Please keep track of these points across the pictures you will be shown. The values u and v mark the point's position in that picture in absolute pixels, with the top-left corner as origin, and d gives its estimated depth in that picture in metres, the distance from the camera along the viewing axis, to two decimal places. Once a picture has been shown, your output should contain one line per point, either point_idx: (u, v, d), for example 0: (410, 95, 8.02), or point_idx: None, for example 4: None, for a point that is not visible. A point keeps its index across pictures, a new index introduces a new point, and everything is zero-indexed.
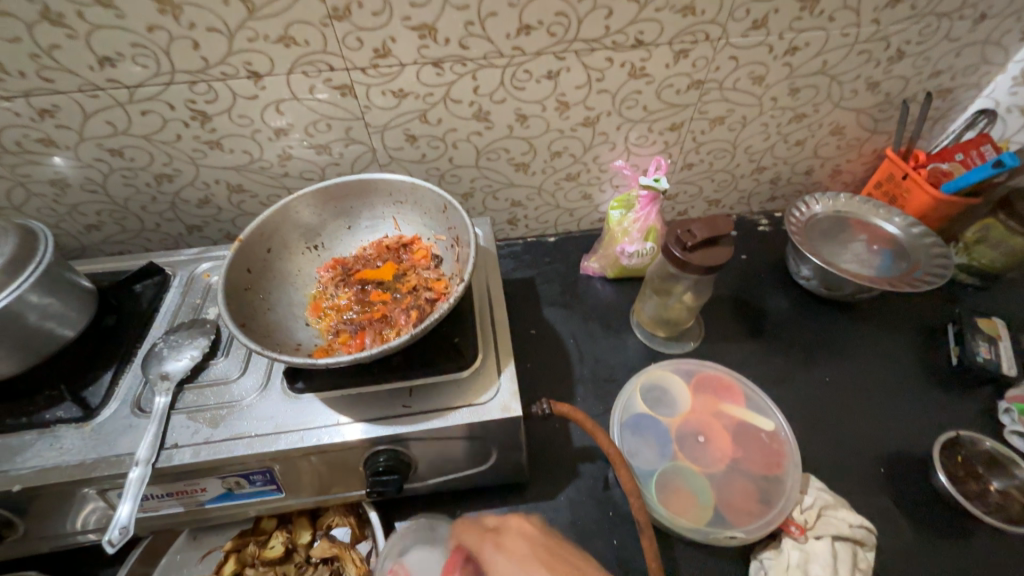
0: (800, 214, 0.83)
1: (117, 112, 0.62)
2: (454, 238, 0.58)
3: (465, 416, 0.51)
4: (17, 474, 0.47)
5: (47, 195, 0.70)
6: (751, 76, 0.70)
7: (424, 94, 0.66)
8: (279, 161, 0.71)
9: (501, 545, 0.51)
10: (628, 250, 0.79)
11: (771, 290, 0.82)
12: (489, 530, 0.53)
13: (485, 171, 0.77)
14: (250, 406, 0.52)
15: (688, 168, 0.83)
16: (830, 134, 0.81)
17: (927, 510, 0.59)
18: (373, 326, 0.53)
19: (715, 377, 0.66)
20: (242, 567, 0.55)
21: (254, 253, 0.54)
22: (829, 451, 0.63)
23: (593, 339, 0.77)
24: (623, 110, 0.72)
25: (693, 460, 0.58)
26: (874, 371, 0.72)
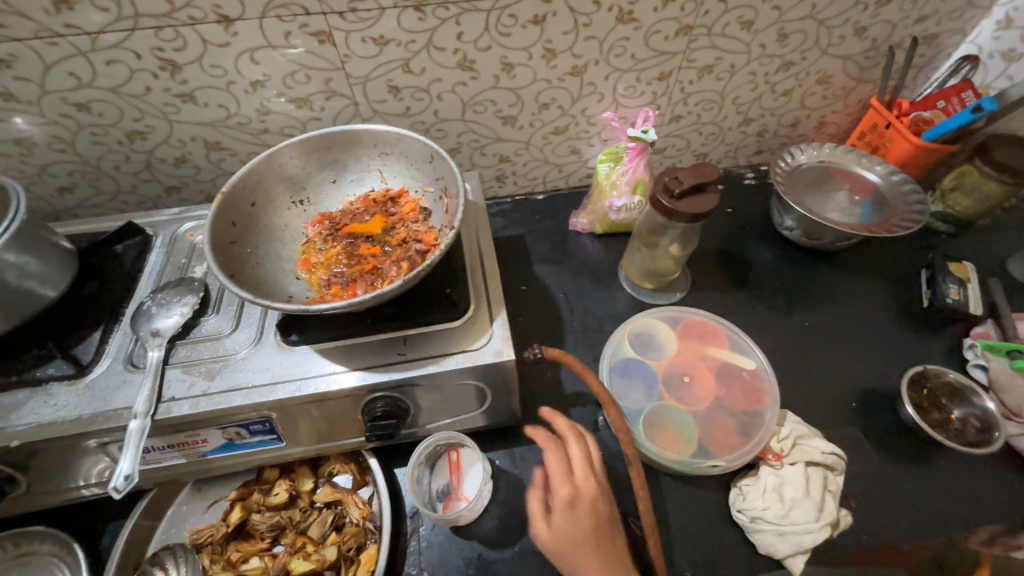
0: (785, 165, 0.84)
1: (79, 62, 0.58)
2: (442, 189, 0.58)
3: (459, 361, 0.52)
4: (14, 431, 0.47)
5: (12, 154, 0.67)
6: (741, 20, 0.69)
7: (406, 42, 0.63)
8: (257, 115, 0.69)
9: (580, 497, 0.49)
10: (617, 204, 0.79)
11: (756, 241, 0.84)
12: (575, 476, 0.50)
13: (472, 125, 0.76)
14: (245, 358, 0.53)
15: (676, 120, 0.82)
16: (816, 83, 0.81)
17: (895, 440, 0.63)
18: (365, 278, 0.54)
19: (700, 323, 0.68)
20: (248, 513, 0.57)
21: (238, 206, 0.53)
22: (806, 390, 0.67)
23: (583, 292, 0.78)
24: (610, 59, 0.71)
25: (679, 399, 0.61)
26: (851, 316, 0.75)
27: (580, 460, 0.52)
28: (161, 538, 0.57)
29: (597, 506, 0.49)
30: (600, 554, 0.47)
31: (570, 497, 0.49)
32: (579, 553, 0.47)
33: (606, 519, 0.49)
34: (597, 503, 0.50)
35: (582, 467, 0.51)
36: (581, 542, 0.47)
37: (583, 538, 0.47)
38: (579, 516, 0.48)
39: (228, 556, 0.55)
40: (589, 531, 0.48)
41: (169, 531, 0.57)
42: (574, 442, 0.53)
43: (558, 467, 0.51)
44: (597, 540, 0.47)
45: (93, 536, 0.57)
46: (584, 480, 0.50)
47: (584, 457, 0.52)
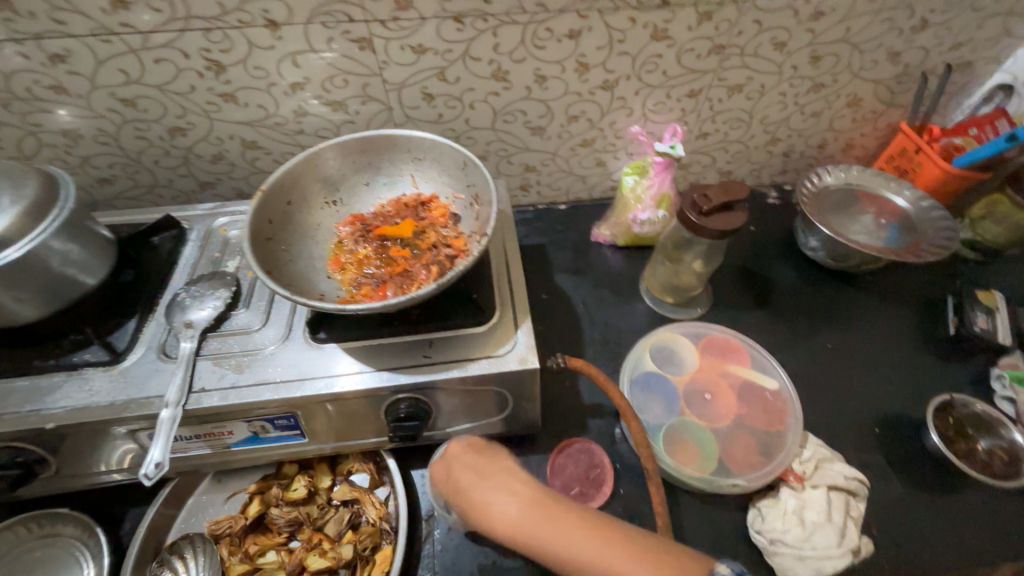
0: (811, 185, 0.84)
1: (130, 60, 0.60)
2: (473, 196, 0.58)
3: (484, 367, 0.52)
4: (50, 413, 0.48)
5: (58, 145, 0.69)
6: (774, 41, 0.69)
7: (443, 51, 0.65)
8: (294, 117, 0.70)
9: (473, 472, 0.49)
10: (641, 217, 0.80)
11: (779, 261, 0.83)
12: (460, 461, 0.51)
13: (501, 133, 0.77)
14: (273, 353, 0.53)
15: (703, 137, 0.83)
16: (846, 106, 0.81)
17: (918, 469, 0.62)
18: (395, 280, 0.54)
19: (722, 340, 0.68)
20: (266, 507, 0.57)
21: (275, 204, 0.54)
22: (828, 413, 0.66)
23: (603, 304, 0.78)
24: (642, 75, 0.71)
25: (699, 416, 0.61)
26: (875, 340, 0.74)
27: (461, 450, 0.52)
28: (181, 527, 0.58)
29: (485, 466, 0.49)
30: (508, 499, 0.45)
31: (464, 480, 0.49)
32: (485, 513, 0.45)
33: (501, 470, 0.48)
34: (489, 465, 0.49)
35: (466, 453, 0.51)
36: (487, 505, 0.45)
37: (478, 497, 0.46)
38: (475, 490, 0.47)
39: (245, 549, 0.56)
40: (488, 491, 0.46)
41: (189, 521, 0.58)
42: (451, 444, 0.53)
43: (450, 463, 0.51)
44: (493, 491, 0.46)
45: (114, 522, 0.57)
46: (472, 459, 0.50)
47: (465, 446, 0.52)
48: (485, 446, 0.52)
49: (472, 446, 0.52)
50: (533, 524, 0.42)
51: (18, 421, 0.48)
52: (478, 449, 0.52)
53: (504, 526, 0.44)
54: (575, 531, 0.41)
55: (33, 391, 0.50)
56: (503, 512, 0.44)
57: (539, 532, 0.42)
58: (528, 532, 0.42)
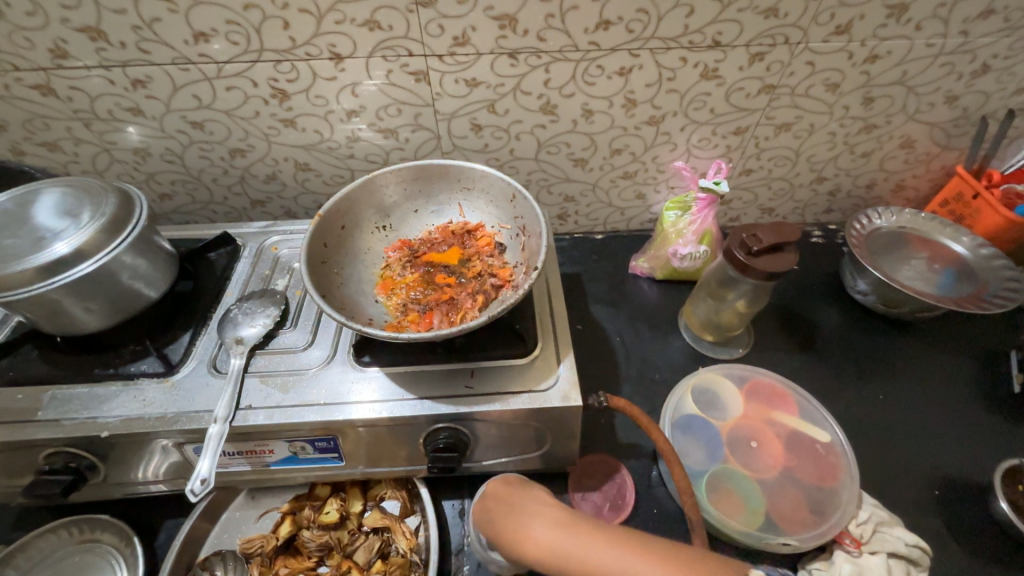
0: (860, 226, 0.81)
1: (203, 86, 0.64)
2: (520, 227, 0.59)
3: (525, 401, 0.52)
4: (105, 421, 0.50)
5: (129, 161, 0.73)
6: (826, 83, 0.69)
7: (495, 84, 0.67)
8: (346, 142, 0.73)
9: (502, 504, 0.48)
10: (682, 252, 0.79)
11: (824, 302, 0.80)
12: (492, 496, 0.50)
13: (544, 164, 0.78)
14: (318, 375, 0.54)
15: (746, 174, 0.82)
16: (898, 147, 0.79)
17: (983, 538, 0.57)
18: (441, 308, 0.55)
19: (769, 385, 0.65)
20: (298, 528, 0.57)
21: (330, 229, 0.55)
22: (881, 469, 0.62)
23: (640, 339, 0.77)
24: (689, 111, 0.72)
25: (744, 464, 0.58)
26: (930, 393, 0.70)
27: (497, 483, 0.51)
28: (213, 542, 0.58)
29: (512, 495, 0.48)
30: (536, 524, 0.44)
31: (496, 514, 0.47)
32: (518, 543, 0.44)
33: (525, 499, 0.47)
34: (519, 493, 0.48)
35: (500, 485, 0.51)
36: (520, 532, 0.44)
37: (511, 525, 0.45)
38: (507, 520, 0.46)
39: (275, 570, 0.55)
40: (519, 517, 0.45)
41: (222, 536, 0.58)
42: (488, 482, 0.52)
43: (484, 498, 0.50)
44: (523, 519, 0.44)
45: (149, 532, 0.58)
46: (503, 490, 0.50)
47: (497, 480, 0.51)
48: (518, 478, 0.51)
49: (505, 480, 0.52)
50: (563, 547, 0.41)
51: (75, 428, 0.49)
52: (510, 482, 0.51)
53: (536, 552, 0.42)
54: (602, 544, 0.39)
55: (91, 398, 0.51)
56: (533, 536, 0.43)
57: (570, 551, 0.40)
58: (558, 553, 0.41)
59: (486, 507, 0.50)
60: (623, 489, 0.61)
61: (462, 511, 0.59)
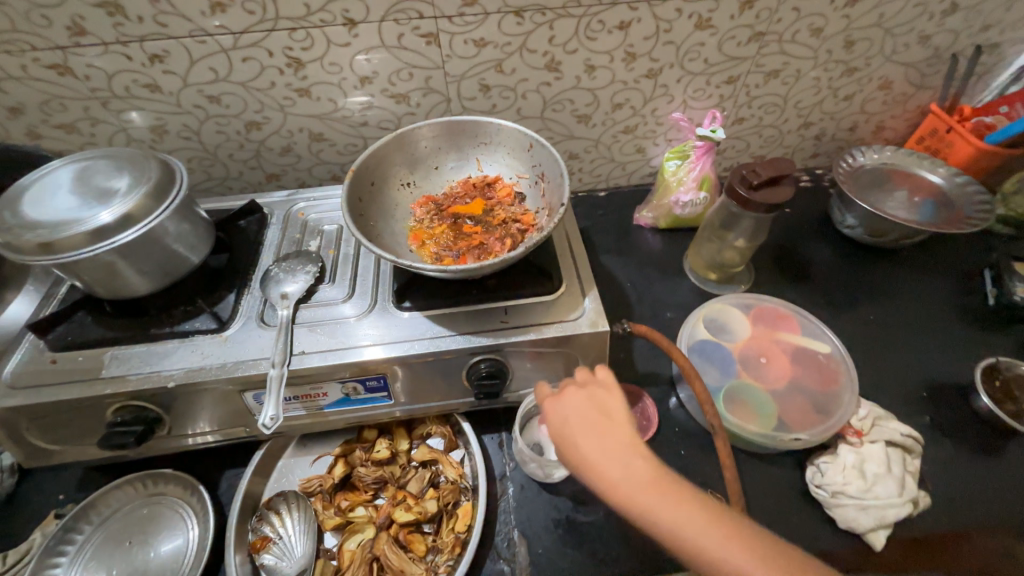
0: (846, 165, 0.87)
1: (220, 59, 0.66)
2: (539, 174, 0.63)
3: (557, 330, 0.56)
4: (169, 373, 0.53)
5: (145, 140, 0.75)
6: (811, 28, 0.74)
7: (503, 44, 0.70)
8: (359, 110, 0.75)
9: (587, 427, 0.44)
10: (683, 199, 0.83)
11: (816, 239, 0.86)
12: (577, 411, 0.46)
13: (549, 122, 0.82)
14: (362, 321, 0.58)
15: (739, 123, 0.87)
16: (878, 89, 0.84)
17: (966, 429, 0.65)
18: (473, 252, 0.59)
19: (773, 310, 0.71)
20: (351, 467, 0.61)
21: (363, 184, 0.59)
22: (876, 379, 0.69)
23: (650, 282, 0.82)
24: (684, 63, 0.76)
25: (756, 378, 0.64)
26: (915, 311, 0.77)
27: (579, 396, 0.47)
28: (274, 486, 0.62)
29: (599, 424, 0.44)
30: (622, 469, 0.41)
31: (580, 434, 0.44)
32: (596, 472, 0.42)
33: (615, 434, 0.44)
34: (604, 421, 0.45)
35: (584, 402, 0.46)
36: (603, 469, 0.42)
37: (590, 454, 0.43)
38: (593, 449, 0.43)
39: (337, 504, 0.60)
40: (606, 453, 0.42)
41: (279, 481, 0.62)
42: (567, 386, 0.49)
43: (562, 407, 0.47)
44: (609, 455, 0.42)
45: (211, 483, 0.62)
46: (591, 410, 0.46)
47: (579, 391, 0.47)
48: (603, 399, 0.47)
49: (588, 394, 0.47)
50: (650, 506, 0.39)
51: (141, 381, 0.52)
52: (594, 398, 0.47)
53: (617, 489, 0.41)
54: (696, 519, 0.38)
55: (151, 354, 0.55)
56: (620, 477, 0.41)
57: (660, 511, 0.39)
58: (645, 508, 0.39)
59: (564, 420, 0.46)
60: (647, 411, 0.66)
61: (501, 442, 0.65)
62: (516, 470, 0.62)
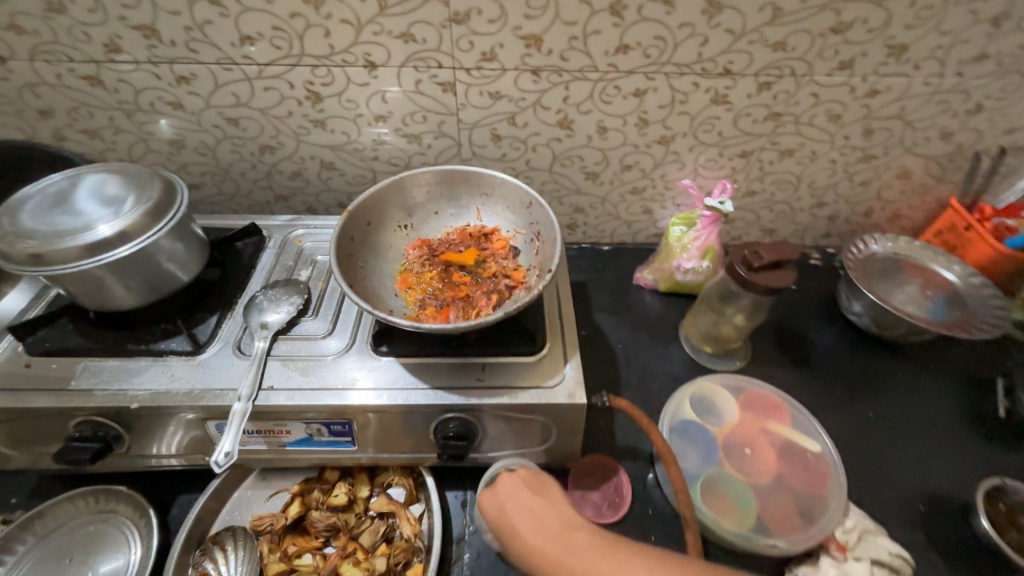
0: (856, 252, 0.86)
1: (243, 85, 0.68)
2: (535, 232, 0.63)
3: (532, 396, 0.54)
4: (134, 393, 0.52)
5: (163, 152, 0.77)
6: (829, 113, 0.73)
7: (517, 98, 0.71)
8: (372, 145, 0.77)
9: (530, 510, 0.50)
10: (685, 266, 0.82)
11: (820, 322, 0.83)
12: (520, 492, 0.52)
13: (557, 176, 0.82)
14: (337, 361, 0.57)
15: (750, 195, 0.86)
16: (895, 178, 0.83)
17: (965, 554, 0.59)
18: (457, 304, 0.58)
19: (764, 396, 0.68)
20: (306, 509, 0.59)
21: (357, 224, 0.59)
22: (871, 484, 0.64)
23: (641, 348, 0.79)
24: (698, 133, 0.76)
25: (738, 469, 0.61)
26: (919, 414, 0.72)
27: (517, 483, 0.53)
28: (224, 519, 0.60)
29: (540, 499, 0.51)
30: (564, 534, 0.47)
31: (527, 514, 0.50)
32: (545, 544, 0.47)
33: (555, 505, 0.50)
34: (546, 499, 0.51)
35: (523, 488, 0.52)
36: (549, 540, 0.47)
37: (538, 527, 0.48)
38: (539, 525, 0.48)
39: (284, 547, 0.57)
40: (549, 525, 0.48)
41: (232, 514, 0.60)
42: (504, 476, 0.54)
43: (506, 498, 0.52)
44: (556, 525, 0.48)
45: (163, 506, 0.60)
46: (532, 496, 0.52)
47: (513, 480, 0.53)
48: (538, 482, 0.53)
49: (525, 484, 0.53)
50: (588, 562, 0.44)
51: (106, 399, 0.52)
52: (529, 482, 0.53)
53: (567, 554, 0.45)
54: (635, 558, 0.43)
55: (122, 371, 0.54)
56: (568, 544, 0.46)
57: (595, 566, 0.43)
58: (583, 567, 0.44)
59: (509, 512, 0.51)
60: (620, 487, 0.63)
61: (464, 501, 0.62)
62: (475, 535, 0.59)
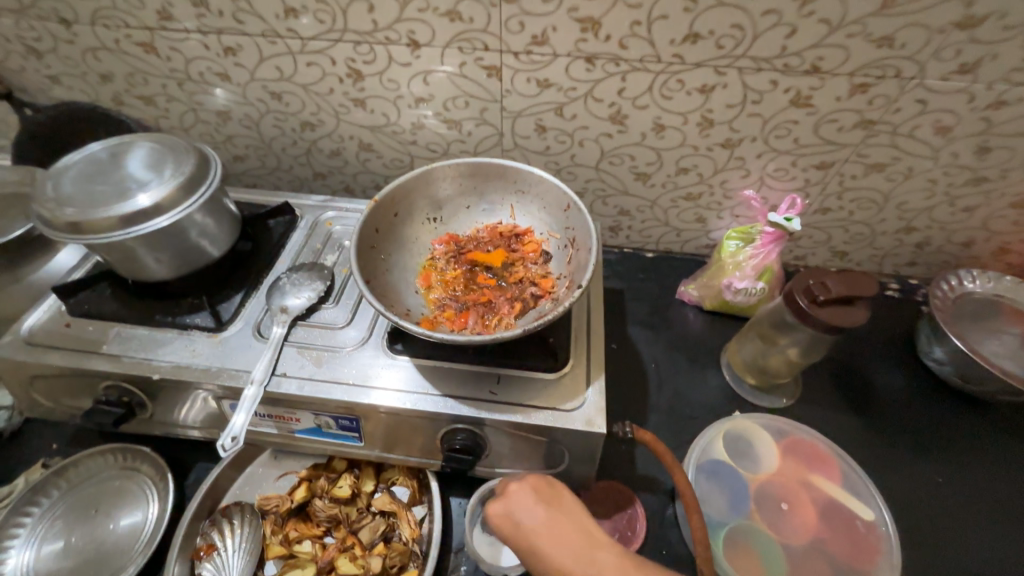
0: (946, 288, 0.74)
1: (286, 60, 0.67)
2: (569, 239, 0.58)
3: (547, 418, 0.50)
4: (157, 364, 0.54)
5: (210, 122, 0.78)
6: (936, 125, 0.62)
7: (567, 88, 0.65)
8: (411, 128, 0.74)
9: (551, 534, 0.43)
10: (736, 285, 0.74)
11: (889, 364, 0.73)
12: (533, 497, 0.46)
13: (604, 174, 0.75)
14: (352, 354, 0.55)
15: (823, 212, 0.75)
16: (1010, 206, 0.69)
17: None
18: (477, 309, 0.55)
19: (811, 446, 0.61)
20: (311, 495, 0.59)
21: (384, 215, 0.57)
22: (929, 562, 0.56)
23: (676, 370, 0.72)
24: (770, 139, 0.67)
25: (770, 524, 0.55)
26: (1001, 487, 0.62)
27: (530, 499, 0.45)
28: (235, 492, 0.61)
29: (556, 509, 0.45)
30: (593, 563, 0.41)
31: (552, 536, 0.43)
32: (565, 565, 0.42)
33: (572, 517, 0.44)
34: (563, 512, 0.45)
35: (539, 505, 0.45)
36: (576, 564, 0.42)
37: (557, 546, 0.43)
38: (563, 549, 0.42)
39: (286, 531, 0.58)
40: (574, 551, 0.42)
41: (243, 488, 0.62)
42: (515, 492, 0.46)
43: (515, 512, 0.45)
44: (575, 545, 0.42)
45: (182, 471, 0.63)
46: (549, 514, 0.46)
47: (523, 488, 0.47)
48: (551, 491, 0.47)
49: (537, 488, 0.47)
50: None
51: (131, 367, 0.53)
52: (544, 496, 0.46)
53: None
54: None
55: (149, 340, 0.56)
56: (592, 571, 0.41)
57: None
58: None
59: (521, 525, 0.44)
60: (634, 521, 0.58)
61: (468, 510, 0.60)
62: None
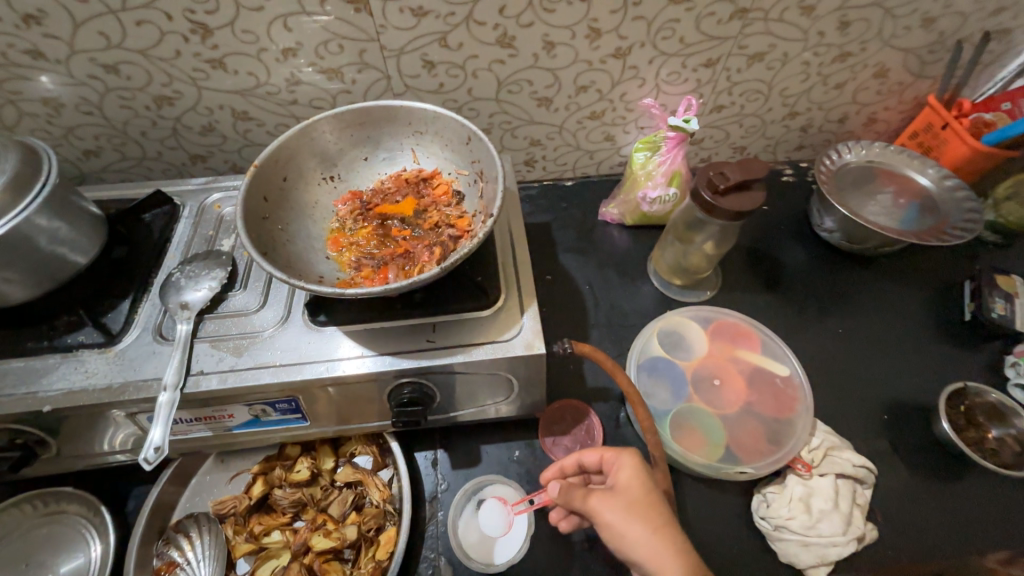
0: (830, 162, 0.81)
1: (109, 22, 0.56)
2: (477, 172, 0.56)
3: (488, 351, 0.51)
4: (45, 395, 0.47)
5: (39, 115, 0.65)
6: (801, 5, 0.65)
7: (445, 14, 0.60)
8: (287, 86, 0.66)
9: (620, 487, 0.47)
10: (650, 196, 0.76)
11: (791, 241, 0.80)
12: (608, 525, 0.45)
13: (506, 105, 0.73)
14: (273, 336, 0.52)
15: (717, 111, 0.78)
16: (872, 77, 0.76)
17: (925, 454, 0.61)
18: (396, 262, 0.53)
19: (733, 325, 0.67)
20: (270, 488, 0.57)
21: (270, 181, 0.52)
22: (839, 398, 0.65)
23: (610, 286, 0.75)
24: (657, 42, 0.67)
25: (707, 402, 0.61)
26: (887, 324, 0.72)
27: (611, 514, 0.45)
28: (185, 506, 0.58)
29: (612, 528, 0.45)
30: (651, 500, 0.46)
31: (630, 485, 0.47)
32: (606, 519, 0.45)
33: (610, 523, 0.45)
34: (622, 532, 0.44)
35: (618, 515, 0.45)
36: (627, 523, 0.44)
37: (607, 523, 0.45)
38: (631, 484, 0.47)
39: (250, 528, 0.56)
40: (649, 492, 0.46)
41: (193, 499, 0.58)
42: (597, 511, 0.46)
43: (584, 455, 0.51)
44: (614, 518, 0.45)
45: (119, 500, 0.58)
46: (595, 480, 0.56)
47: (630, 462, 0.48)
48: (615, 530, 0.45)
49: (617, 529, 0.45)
50: (663, 550, 0.42)
51: (12, 404, 0.47)
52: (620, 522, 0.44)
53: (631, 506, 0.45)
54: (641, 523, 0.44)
55: (27, 372, 0.48)
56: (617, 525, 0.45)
57: (663, 558, 0.42)
58: (655, 545, 0.42)
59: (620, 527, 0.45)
60: (592, 429, 0.62)
61: (435, 461, 0.60)
62: (447, 493, 0.58)
